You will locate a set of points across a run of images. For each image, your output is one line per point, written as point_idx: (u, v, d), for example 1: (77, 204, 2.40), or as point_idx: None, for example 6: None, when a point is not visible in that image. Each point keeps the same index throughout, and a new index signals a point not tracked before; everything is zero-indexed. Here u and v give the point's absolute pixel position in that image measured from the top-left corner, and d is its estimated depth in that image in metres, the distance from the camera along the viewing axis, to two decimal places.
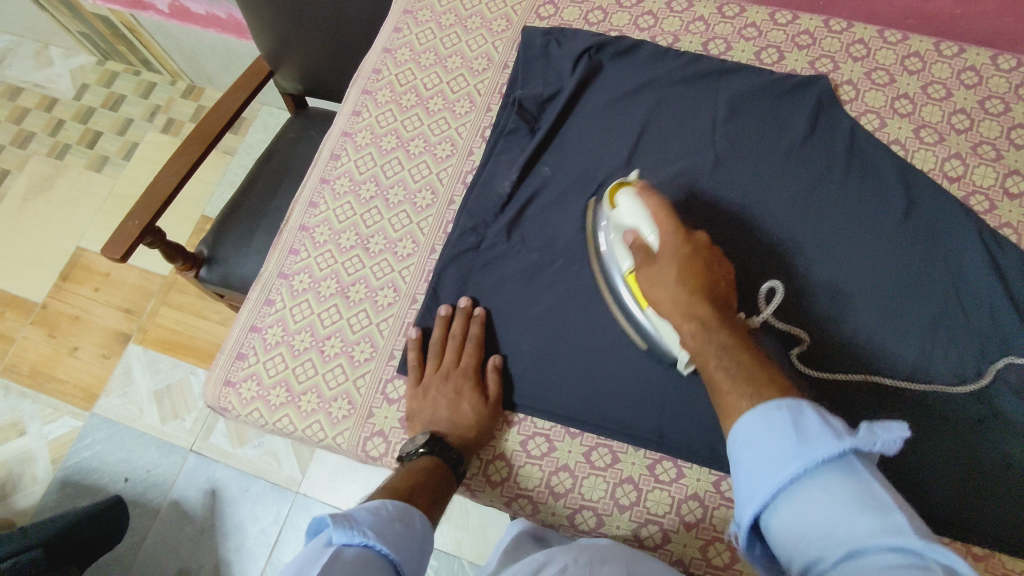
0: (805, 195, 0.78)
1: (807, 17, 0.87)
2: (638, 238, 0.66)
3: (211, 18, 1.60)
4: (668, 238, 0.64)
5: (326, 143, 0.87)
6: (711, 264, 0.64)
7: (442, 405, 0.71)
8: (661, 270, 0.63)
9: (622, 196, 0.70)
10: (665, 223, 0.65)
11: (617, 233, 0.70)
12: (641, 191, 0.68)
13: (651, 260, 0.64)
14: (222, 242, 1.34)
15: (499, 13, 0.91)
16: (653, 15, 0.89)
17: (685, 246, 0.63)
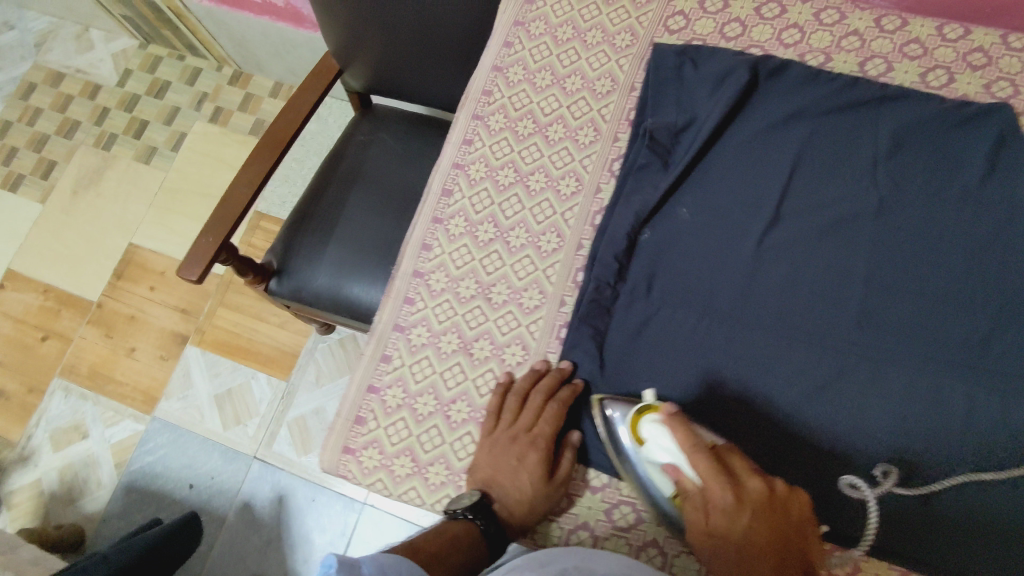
0: (993, 241, 0.68)
1: (982, 31, 0.77)
2: (680, 482, 0.56)
3: (267, 5, 1.49)
4: (726, 517, 0.52)
5: (436, 176, 0.80)
6: (780, 513, 0.52)
7: (509, 469, 0.66)
8: (714, 530, 0.53)
9: (646, 422, 0.60)
10: (716, 487, 0.53)
11: (642, 452, 0.61)
12: (674, 427, 0.57)
13: (706, 510, 0.54)
14: (293, 253, 1.28)
15: (622, 25, 0.82)
16: (799, 28, 0.80)
17: (748, 520, 0.51)
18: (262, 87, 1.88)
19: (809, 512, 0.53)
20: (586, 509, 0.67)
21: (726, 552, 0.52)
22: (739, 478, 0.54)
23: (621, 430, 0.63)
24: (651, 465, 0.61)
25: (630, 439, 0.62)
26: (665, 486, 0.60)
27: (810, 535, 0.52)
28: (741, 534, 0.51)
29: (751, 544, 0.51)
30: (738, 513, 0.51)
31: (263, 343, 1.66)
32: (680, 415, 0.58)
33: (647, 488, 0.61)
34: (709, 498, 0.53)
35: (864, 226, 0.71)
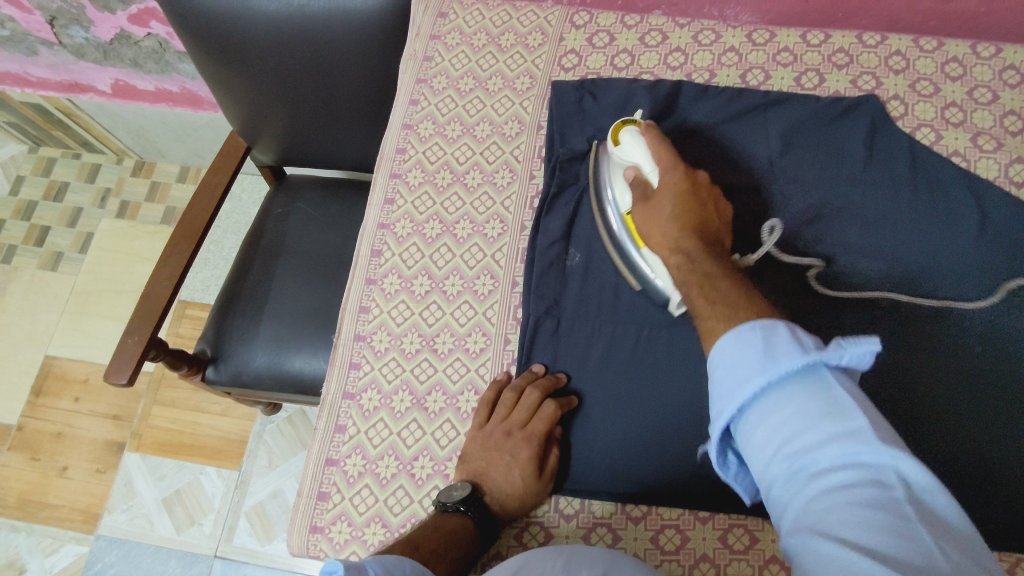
0: (885, 217, 0.75)
1: (839, 34, 0.85)
2: (639, 177, 0.69)
3: (162, 93, 1.46)
4: (665, 198, 0.66)
5: (363, 238, 0.80)
6: (707, 202, 0.66)
7: (500, 462, 0.66)
8: (659, 211, 0.66)
9: (624, 131, 0.72)
10: (671, 176, 0.67)
11: (614, 169, 0.74)
12: (648, 134, 0.71)
13: (653, 208, 0.67)
14: (226, 337, 1.24)
15: (520, 69, 0.86)
16: (682, 52, 0.86)
17: (682, 201, 0.66)
18: (168, 174, 1.83)
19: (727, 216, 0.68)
20: (565, 540, 0.67)
21: (666, 243, 0.64)
22: (691, 178, 0.68)
23: (608, 158, 0.75)
24: (614, 172, 0.73)
25: (610, 143, 0.73)
26: (625, 202, 0.71)
27: (722, 232, 0.66)
28: (683, 237, 0.63)
29: (690, 206, 0.65)
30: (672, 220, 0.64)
31: (207, 435, 1.59)
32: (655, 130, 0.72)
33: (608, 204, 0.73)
34: (665, 194, 0.66)
35: (773, 221, 0.76)
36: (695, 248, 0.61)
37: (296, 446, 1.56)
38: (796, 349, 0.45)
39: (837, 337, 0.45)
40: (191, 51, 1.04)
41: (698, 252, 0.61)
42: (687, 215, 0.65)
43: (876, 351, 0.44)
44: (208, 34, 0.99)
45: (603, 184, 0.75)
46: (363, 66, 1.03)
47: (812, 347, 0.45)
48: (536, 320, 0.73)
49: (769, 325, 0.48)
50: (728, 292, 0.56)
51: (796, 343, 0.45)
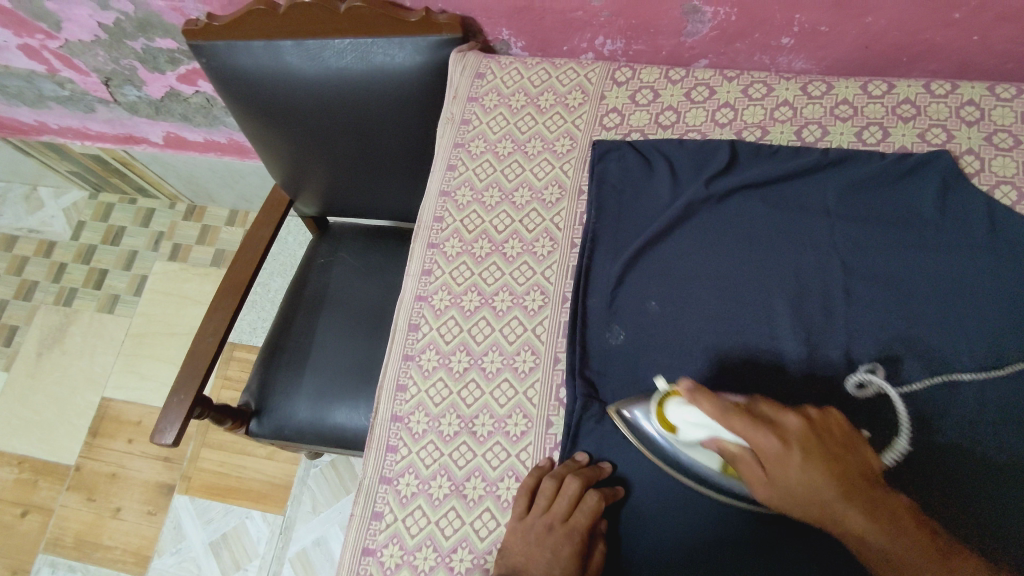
0: (959, 294, 0.69)
1: (905, 84, 0.79)
2: (726, 450, 0.55)
3: (210, 144, 1.49)
4: (788, 470, 0.51)
5: (400, 312, 0.78)
6: (833, 437, 0.53)
7: (539, 557, 0.62)
8: (788, 480, 0.51)
9: (670, 404, 0.60)
10: (769, 441, 0.52)
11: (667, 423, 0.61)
12: (699, 400, 0.55)
13: (777, 484, 0.52)
14: (269, 390, 1.24)
15: (560, 130, 0.83)
16: (731, 107, 0.81)
17: (806, 458, 0.51)
18: (218, 217, 1.88)
19: (848, 426, 0.55)
20: None
21: (810, 502, 0.51)
22: (775, 421, 0.54)
23: (649, 421, 0.62)
24: (674, 438, 0.60)
25: (662, 427, 0.61)
26: (711, 460, 0.59)
27: (860, 444, 0.54)
28: (814, 488, 0.50)
29: (868, 526, 0.50)
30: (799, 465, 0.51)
31: (253, 478, 1.60)
32: (701, 384, 0.56)
33: (696, 468, 0.61)
34: (761, 452, 0.52)
35: (834, 292, 0.71)
36: (861, 516, 0.50)
37: (339, 491, 1.56)
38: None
39: None
40: (236, 115, 1.05)
41: (849, 494, 0.50)
42: (829, 468, 0.51)
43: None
44: (250, 99, 1.00)
45: (667, 449, 0.62)
46: (401, 124, 1.01)
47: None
48: (579, 401, 0.69)
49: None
50: (880, 540, 0.50)
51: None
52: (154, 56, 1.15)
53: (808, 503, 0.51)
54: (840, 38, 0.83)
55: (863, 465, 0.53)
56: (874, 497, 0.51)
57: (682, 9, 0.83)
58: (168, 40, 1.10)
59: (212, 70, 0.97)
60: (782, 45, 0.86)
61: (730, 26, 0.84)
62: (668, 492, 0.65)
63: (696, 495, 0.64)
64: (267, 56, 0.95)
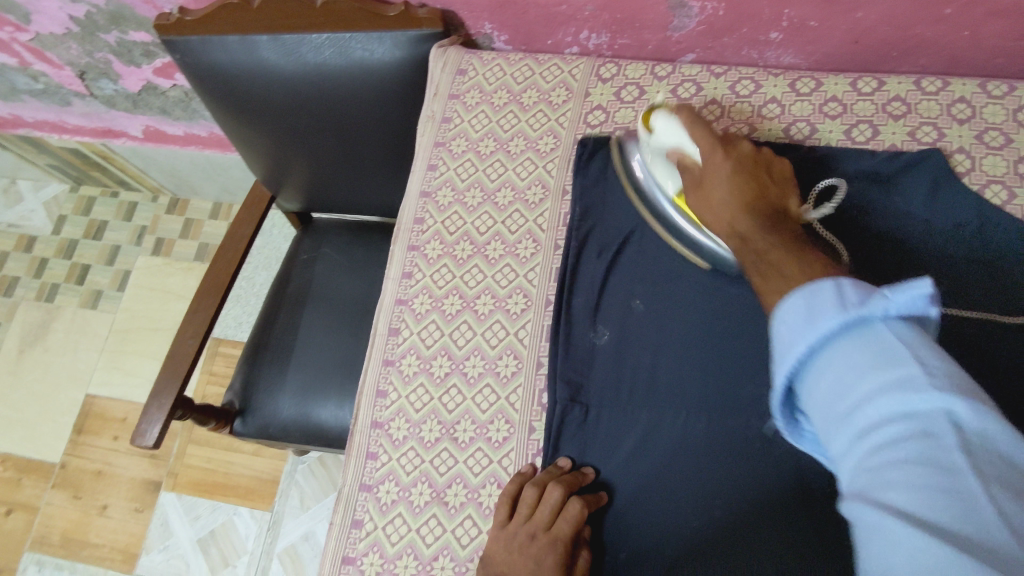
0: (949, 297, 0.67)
1: (894, 80, 0.78)
2: (684, 161, 0.65)
3: (190, 137, 1.46)
4: (720, 166, 0.60)
5: (380, 316, 0.77)
6: (765, 167, 0.60)
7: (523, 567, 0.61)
8: (714, 197, 0.60)
9: (655, 118, 0.69)
10: (710, 150, 0.62)
11: (654, 159, 0.70)
12: (680, 113, 0.67)
13: (703, 195, 0.62)
14: (253, 388, 1.22)
15: (544, 128, 0.81)
16: (718, 104, 0.79)
17: (734, 167, 0.59)
18: (202, 210, 1.85)
19: (789, 180, 0.60)
20: None
21: (724, 226, 0.58)
22: (734, 142, 0.63)
23: (641, 153, 0.73)
24: (655, 160, 0.70)
25: (645, 144, 0.71)
26: (671, 181, 0.69)
27: (789, 194, 0.59)
28: (730, 200, 0.58)
29: (747, 233, 0.55)
30: (726, 156, 0.61)
31: (240, 475, 1.59)
32: (686, 107, 0.68)
33: (661, 197, 0.71)
34: (711, 198, 0.60)
35: None
36: (761, 233, 0.54)
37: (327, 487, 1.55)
38: (836, 306, 0.40)
39: (882, 288, 0.39)
40: (212, 109, 1.03)
41: (759, 226, 0.55)
42: (751, 189, 0.58)
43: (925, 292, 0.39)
44: (226, 94, 0.98)
45: (642, 173, 0.73)
46: (382, 119, 0.99)
47: (855, 298, 0.40)
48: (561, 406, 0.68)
49: (811, 287, 0.42)
50: (792, 263, 0.49)
51: (840, 298, 0.40)
52: (129, 49, 1.13)
53: (717, 184, 0.60)
54: (830, 33, 0.81)
55: (778, 197, 0.58)
56: (769, 210, 0.56)
57: (669, 3, 0.81)
58: (142, 34, 1.07)
59: (185, 65, 0.95)
60: (770, 40, 0.84)
61: (717, 20, 0.82)
62: (652, 500, 0.64)
63: (679, 503, 0.63)
64: (241, 51, 0.92)
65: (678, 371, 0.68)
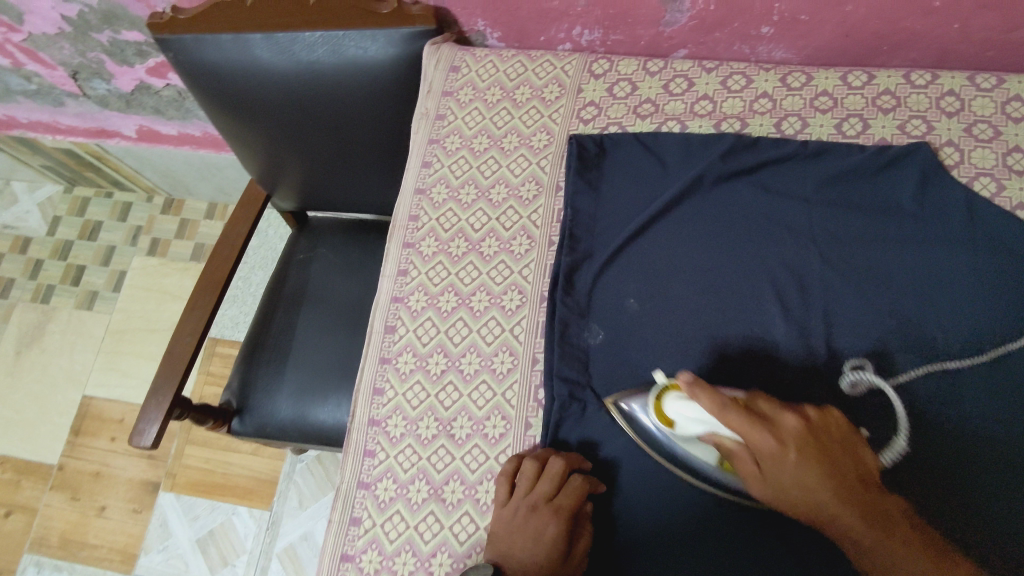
0: (940, 289, 0.68)
1: (885, 74, 0.78)
2: (722, 446, 0.57)
3: (185, 137, 1.46)
4: (781, 471, 0.53)
5: (376, 314, 0.77)
6: (830, 446, 0.54)
7: (525, 539, 0.62)
8: (783, 487, 0.54)
9: (668, 403, 0.60)
10: (765, 441, 0.53)
11: (677, 439, 0.61)
12: (699, 394, 0.55)
13: (770, 481, 0.54)
14: (250, 388, 1.22)
15: (537, 125, 0.81)
16: (710, 99, 0.80)
17: (801, 458, 0.53)
18: (197, 210, 1.84)
19: (848, 430, 0.56)
20: None
21: (789, 502, 0.54)
22: (774, 420, 0.55)
23: (649, 415, 0.62)
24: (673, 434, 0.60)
25: (660, 421, 0.61)
26: (710, 455, 0.60)
27: (848, 430, 0.55)
28: (808, 494, 0.53)
29: (850, 530, 0.52)
30: (798, 466, 0.53)
31: (238, 475, 1.59)
32: (701, 381, 0.56)
33: (691, 463, 0.61)
34: (756, 450, 0.54)
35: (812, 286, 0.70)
36: (869, 530, 0.51)
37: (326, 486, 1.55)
38: None
39: None
40: (206, 109, 1.03)
41: (842, 508, 0.52)
42: (832, 480, 0.52)
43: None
44: (220, 94, 0.98)
45: (669, 448, 0.62)
46: (375, 117, 0.99)
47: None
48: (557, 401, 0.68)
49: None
50: (918, 566, 0.50)
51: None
52: (122, 48, 1.12)
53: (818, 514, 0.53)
54: (820, 27, 0.81)
55: (859, 467, 0.54)
56: (875, 509, 0.52)
57: None
58: (135, 33, 1.07)
59: (179, 65, 0.95)
60: (761, 34, 0.84)
61: (709, 15, 0.83)
62: (649, 493, 0.65)
63: (676, 496, 0.64)
64: (234, 50, 0.92)
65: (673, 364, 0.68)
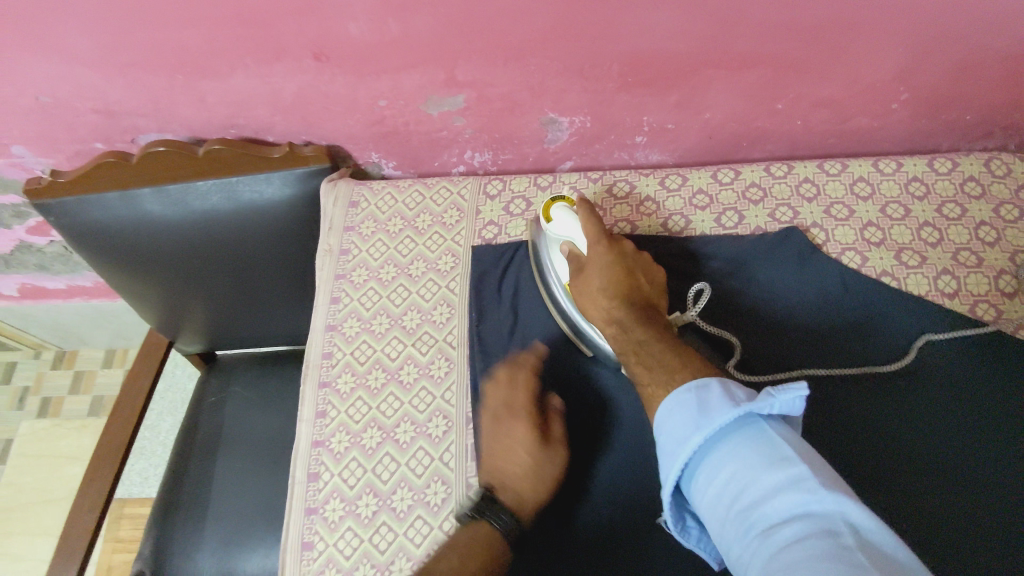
0: (838, 355, 0.75)
1: (748, 168, 0.86)
2: (574, 252, 0.73)
3: (74, 288, 1.38)
4: (602, 278, 0.70)
5: (296, 463, 0.74)
6: (637, 273, 0.71)
7: (509, 449, 0.67)
8: (593, 286, 0.70)
9: (556, 210, 0.75)
10: (601, 253, 0.71)
11: (551, 249, 0.76)
12: (581, 210, 0.74)
13: (586, 286, 0.71)
14: (164, 554, 1.11)
15: (441, 248, 0.84)
16: (600, 206, 0.85)
17: (611, 262, 0.70)
18: (92, 359, 1.72)
19: (660, 283, 0.72)
20: None
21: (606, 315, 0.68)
22: (617, 242, 0.73)
23: (547, 242, 0.77)
24: (552, 250, 0.76)
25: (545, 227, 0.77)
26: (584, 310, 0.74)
27: (660, 291, 0.71)
28: (608, 287, 0.69)
29: (625, 322, 0.66)
30: (611, 260, 0.70)
31: None
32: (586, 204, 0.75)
33: (558, 292, 0.76)
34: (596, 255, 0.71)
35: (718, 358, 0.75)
36: (642, 330, 0.65)
37: None
38: (728, 415, 0.51)
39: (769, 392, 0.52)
40: (93, 265, 0.99)
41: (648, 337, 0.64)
42: (624, 289, 0.68)
43: (805, 396, 0.52)
44: (112, 250, 0.95)
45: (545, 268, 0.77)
46: (278, 253, 0.99)
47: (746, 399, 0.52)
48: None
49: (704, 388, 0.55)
50: (672, 367, 0.60)
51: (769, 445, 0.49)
52: None
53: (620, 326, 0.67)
54: (686, 132, 0.90)
55: (652, 299, 0.69)
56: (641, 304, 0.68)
57: (540, 121, 0.87)
58: (12, 195, 1.02)
59: (62, 226, 0.92)
60: (636, 143, 0.92)
61: (587, 131, 0.90)
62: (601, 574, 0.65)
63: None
64: (122, 206, 0.90)
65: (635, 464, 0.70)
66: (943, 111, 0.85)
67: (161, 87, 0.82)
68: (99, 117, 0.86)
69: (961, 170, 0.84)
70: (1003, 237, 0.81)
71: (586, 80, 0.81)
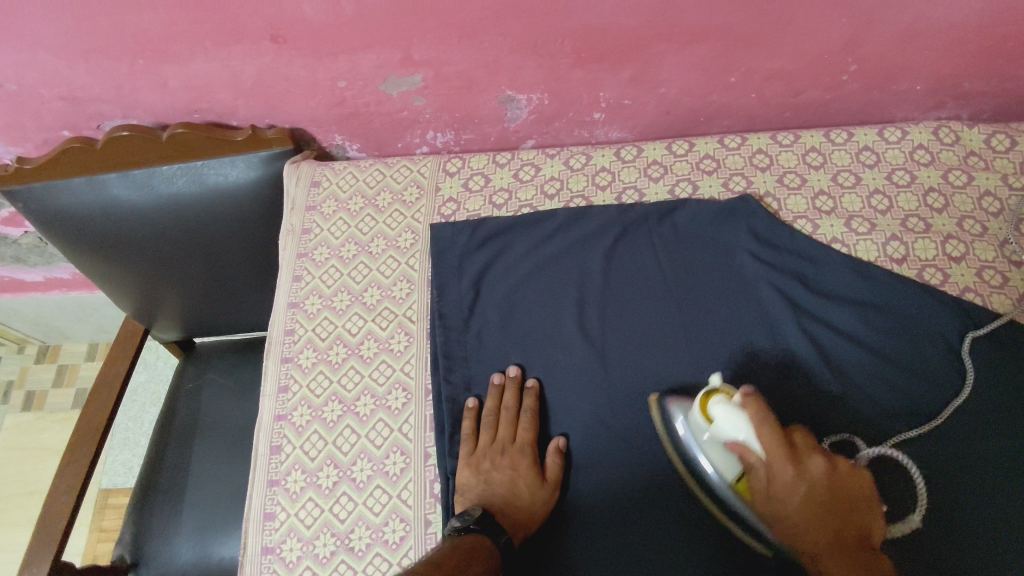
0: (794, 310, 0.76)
1: (702, 141, 0.88)
2: (746, 458, 0.62)
3: (52, 280, 1.39)
4: (793, 498, 0.60)
5: (259, 436, 0.76)
6: (840, 493, 0.60)
7: (512, 481, 0.69)
8: (787, 511, 0.60)
9: (713, 404, 0.64)
10: (782, 466, 0.60)
11: (711, 446, 0.65)
12: (748, 407, 0.62)
13: (773, 500, 0.61)
14: (144, 538, 1.12)
15: (401, 226, 0.85)
16: (558, 179, 0.87)
17: (806, 497, 0.60)
18: (75, 352, 1.73)
19: (869, 492, 0.61)
20: None
21: (810, 561, 0.59)
22: (806, 456, 0.61)
23: (688, 421, 0.67)
24: (712, 446, 0.65)
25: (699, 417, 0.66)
26: (729, 468, 0.64)
27: (869, 501, 0.60)
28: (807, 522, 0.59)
29: (827, 564, 0.57)
30: (799, 483, 0.60)
31: None
32: (749, 395, 0.63)
33: (708, 470, 0.66)
34: (778, 479, 0.61)
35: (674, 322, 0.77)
36: (841, 565, 0.56)
37: None
38: None
39: None
40: (62, 252, 1.00)
41: (857, 570, 0.56)
42: (829, 522, 0.59)
43: None
44: (81, 238, 0.97)
45: (692, 452, 0.67)
46: (245, 236, 1.00)
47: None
48: (453, 478, 0.70)
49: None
50: None
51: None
52: None
53: (806, 531, 0.60)
54: (643, 108, 0.91)
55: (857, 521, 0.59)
56: (811, 477, 0.60)
57: (498, 99, 0.89)
58: None
59: (30, 213, 0.93)
60: (594, 119, 0.93)
61: (544, 109, 0.91)
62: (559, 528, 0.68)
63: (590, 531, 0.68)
64: (88, 192, 0.91)
65: (595, 433, 0.72)
66: (892, 82, 0.86)
67: (124, 72, 0.83)
68: (63, 104, 0.87)
69: (912, 139, 0.86)
70: (951, 202, 0.82)
71: (541, 57, 0.82)
